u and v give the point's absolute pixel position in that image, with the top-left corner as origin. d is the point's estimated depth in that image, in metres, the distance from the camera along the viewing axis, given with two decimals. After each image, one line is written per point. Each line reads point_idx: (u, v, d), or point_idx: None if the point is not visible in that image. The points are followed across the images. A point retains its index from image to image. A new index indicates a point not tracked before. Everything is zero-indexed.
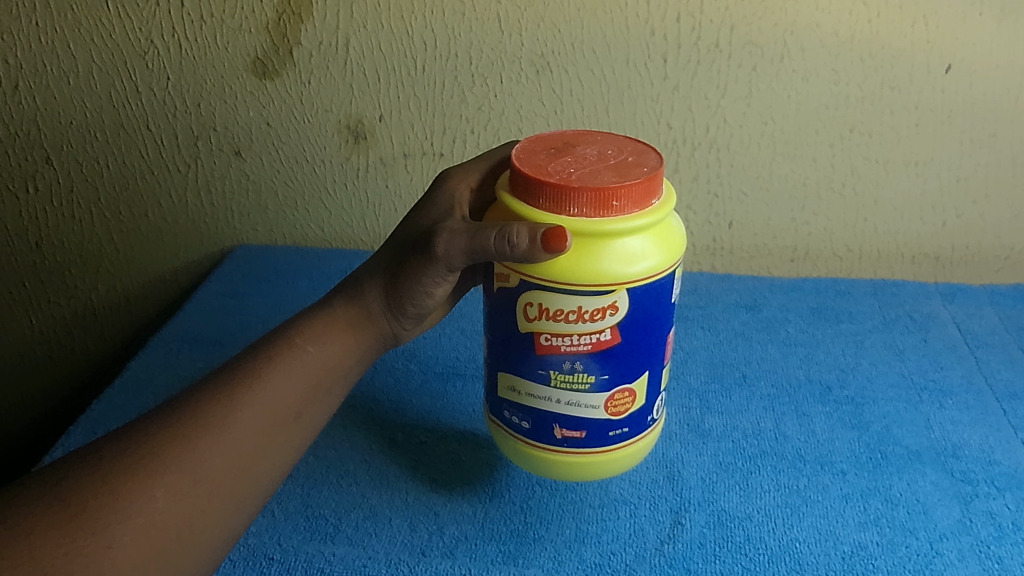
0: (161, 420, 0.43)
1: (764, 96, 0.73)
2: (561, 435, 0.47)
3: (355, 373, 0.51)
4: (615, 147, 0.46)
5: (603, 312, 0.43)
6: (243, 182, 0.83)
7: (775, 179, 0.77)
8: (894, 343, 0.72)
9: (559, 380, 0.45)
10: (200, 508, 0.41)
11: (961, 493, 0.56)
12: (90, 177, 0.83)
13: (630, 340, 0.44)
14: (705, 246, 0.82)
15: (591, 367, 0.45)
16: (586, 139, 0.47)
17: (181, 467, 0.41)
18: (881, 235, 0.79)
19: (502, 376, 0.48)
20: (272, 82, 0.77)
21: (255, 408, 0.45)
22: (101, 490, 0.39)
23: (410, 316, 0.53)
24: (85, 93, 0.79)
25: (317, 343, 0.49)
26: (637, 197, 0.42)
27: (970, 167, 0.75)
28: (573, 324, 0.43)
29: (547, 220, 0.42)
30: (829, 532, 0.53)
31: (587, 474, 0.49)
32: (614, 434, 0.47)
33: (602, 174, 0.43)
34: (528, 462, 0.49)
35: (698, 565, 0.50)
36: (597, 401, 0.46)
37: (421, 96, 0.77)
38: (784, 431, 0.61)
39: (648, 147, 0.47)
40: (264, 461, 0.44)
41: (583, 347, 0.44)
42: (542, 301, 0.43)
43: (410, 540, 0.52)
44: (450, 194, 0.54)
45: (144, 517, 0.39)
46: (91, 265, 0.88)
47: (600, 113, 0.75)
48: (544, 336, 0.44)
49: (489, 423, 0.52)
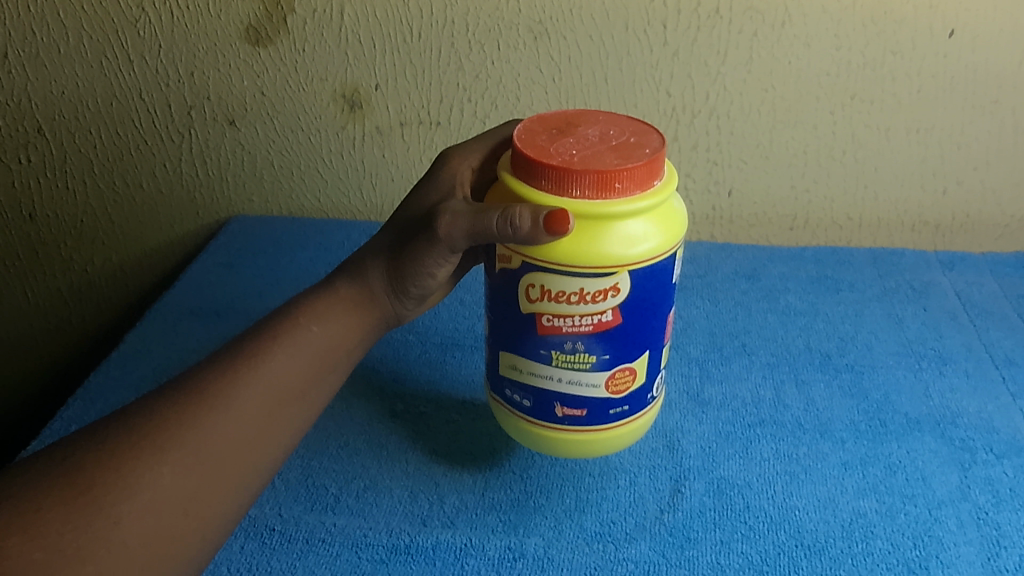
0: (164, 398, 0.43)
1: (765, 63, 0.72)
2: (562, 413, 0.47)
3: (358, 354, 0.52)
4: (617, 127, 0.46)
5: (605, 293, 0.43)
6: (237, 152, 0.82)
7: (775, 147, 0.77)
8: (894, 311, 0.72)
9: (560, 359, 0.45)
10: (206, 484, 0.41)
11: (960, 459, 0.56)
12: (83, 147, 0.82)
13: (631, 321, 0.44)
14: (705, 214, 0.82)
15: (592, 348, 0.45)
16: (588, 118, 0.47)
17: (186, 444, 0.41)
18: (881, 203, 0.79)
19: (503, 354, 0.48)
20: (265, 50, 0.76)
21: (258, 386, 0.45)
22: (107, 466, 0.38)
23: (413, 296, 0.53)
24: (75, 62, 0.78)
25: (320, 322, 0.49)
26: (639, 179, 0.41)
27: (972, 134, 0.74)
28: (575, 306, 0.43)
29: (548, 203, 0.42)
30: (829, 499, 0.53)
31: (588, 451, 0.49)
32: (614, 412, 0.47)
33: (604, 155, 0.42)
34: (529, 438, 0.49)
35: (698, 533, 0.51)
36: (598, 380, 0.46)
37: (418, 64, 0.76)
38: (784, 400, 0.62)
39: (650, 127, 0.46)
40: (269, 438, 0.44)
41: (584, 328, 0.44)
42: (544, 282, 0.43)
43: (410, 510, 0.53)
44: (450, 172, 0.54)
45: (150, 493, 0.38)
46: (86, 236, 0.87)
47: (598, 80, 0.74)
48: (545, 317, 0.44)
49: (490, 400, 0.52)
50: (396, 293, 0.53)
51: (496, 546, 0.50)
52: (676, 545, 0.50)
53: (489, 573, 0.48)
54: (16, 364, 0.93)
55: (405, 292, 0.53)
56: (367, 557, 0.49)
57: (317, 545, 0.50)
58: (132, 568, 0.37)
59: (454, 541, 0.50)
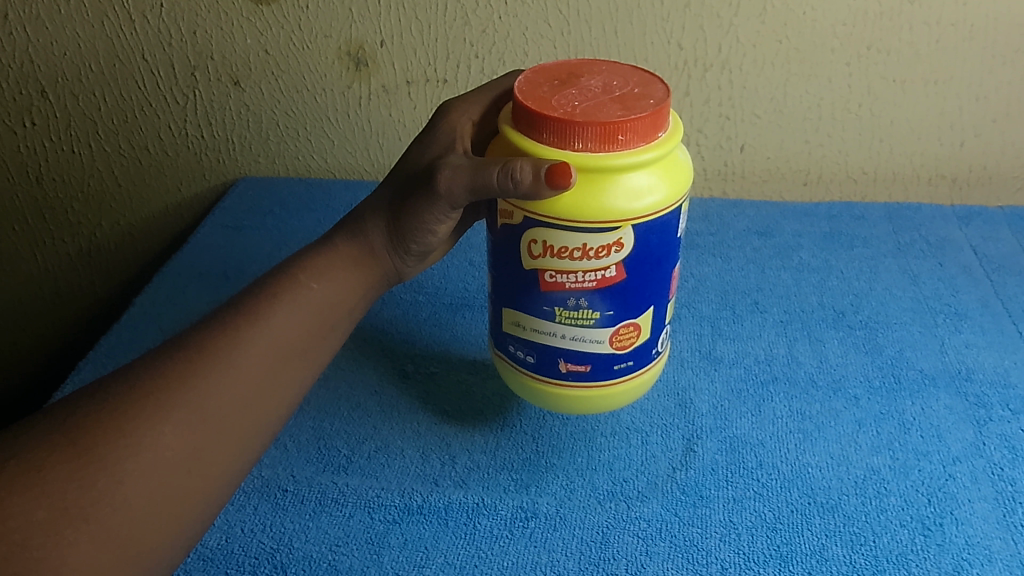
0: (166, 357, 0.42)
1: (779, 14, 0.70)
2: (567, 369, 0.47)
3: (359, 312, 0.51)
4: (620, 77, 0.45)
5: (609, 249, 0.42)
6: (242, 112, 0.81)
7: (789, 100, 0.75)
8: (909, 267, 0.71)
9: (564, 316, 0.45)
10: (210, 444, 0.40)
11: (975, 416, 0.56)
12: (87, 110, 0.81)
13: (635, 276, 0.44)
14: (716, 170, 0.80)
15: (596, 304, 0.44)
16: (591, 69, 0.45)
17: (189, 402, 0.41)
18: (897, 157, 0.78)
19: (506, 311, 0.47)
20: (269, 8, 0.75)
21: (261, 346, 0.45)
22: (109, 426, 0.38)
23: (413, 252, 0.53)
24: (76, 22, 0.77)
25: (320, 280, 0.49)
26: (643, 131, 0.41)
27: (991, 85, 0.73)
28: (578, 261, 0.43)
29: (550, 156, 0.41)
30: (842, 456, 0.53)
31: (594, 407, 0.49)
32: (619, 367, 0.47)
33: (607, 107, 0.41)
34: (534, 395, 0.49)
35: (710, 490, 0.51)
36: (602, 335, 0.45)
37: (423, 20, 0.74)
38: (797, 357, 0.61)
39: (654, 77, 0.45)
40: (272, 398, 0.44)
41: (587, 284, 0.44)
42: (546, 238, 0.43)
43: (422, 470, 0.53)
44: (452, 128, 0.53)
45: (154, 451, 0.38)
46: (93, 200, 0.87)
47: (607, 34, 0.73)
48: (549, 273, 0.44)
49: (493, 357, 0.51)
50: (398, 250, 0.52)
51: (508, 506, 0.50)
52: (689, 504, 0.50)
53: (502, 532, 0.48)
54: (29, 330, 0.94)
55: (406, 249, 0.52)
56: (380, 517, 0.49)
57: (329, 505, 0.50)
58: (137, 526, 0.37)
59: (467, 501, 0.50)
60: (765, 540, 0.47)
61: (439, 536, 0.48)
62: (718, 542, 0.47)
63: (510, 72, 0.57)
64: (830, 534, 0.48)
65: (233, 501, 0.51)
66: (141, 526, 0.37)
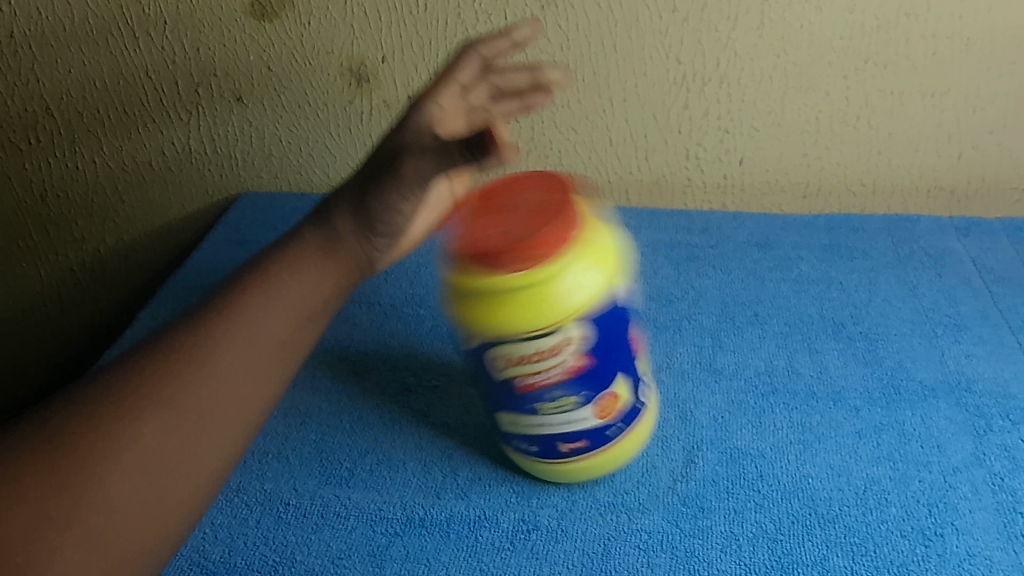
0: (148, 353, 0.42)
1: (776, 27, 0.71)
2: (568, 449, 0.49)
3: (338, 305, 0.48)
4: (535, 187, 0.48)
5: (557, 348, 0.45)
6: (245, 129, 0.82)
7: (787, 113, 0.76)
8: (909, 278, 0.71)
9: (546, 409, 0.47)
10: (191, 439, 0.40)
11: (974, 426, 0.56)
12: (91, 127, 0.82)
13: (599, 354, 0.46)
14: (716, 183, 0.81)
15: (571, 392, 0.47)
16: (511, 185, 0.49)
17: (168, 401, 0.40)
18: (896, 170, 0.78)
19: (501, 416, 0.50)
20: (271, 25, 0.76)
21: (245, 333, 0.44)
22: (87, 429, 0.38)
23: (387, 240, 0.50)
24: (81, 40, 0.78)
25: (294, 269, 0.47)
26: (556, 235, 0.44)
27: (988, 96, 0.73)
28: (538, 363, 0.46)
29: (487, 282, 0.44)
30: (843, 467, 0.53)
31: (591, 472, 0.51)
32: (612, 432, 0.49)
33: (516, 226, 0.45)
34: (543, 475, 0.52)
35: (711, 503, 0.51)
36: (586, 413, 0.47)
37: (424, 36, 0.75)
38: (797, 368, 0.61)
39: (555, 177, 0.49)
40: (258, 388, 0.43)
41: (556, 376, 0.46)
42: (508, 353, 0.46)
43: (424, 483, 0.53)
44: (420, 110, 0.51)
45: (133, 452, 0.38)
46: (97, 217, 0.87)
47: (607, 49, 0.74)
48: (520, 377, 0.46)
49: (498, 440, 0.54)
50: (377, 242, 0.49)
51: (511, 518, 0.50)
52: (689, 515, 0.50)
53: (504, 545, 0.49)
54: (34, 347, 0.94)
55: (386, 240, 0.50)
56: (383, 530, 0.50)
57: (332, 519, 0.51)
58: (122, 529, 0.37)
59: (469, 514, 0.51)
60: (766, 551, 0.48)
61: (441, 548, 0.48)
62: (719, 553, 0.48)
63: (459, 50, 0.53)
64: (831, 544, 0.48)
65: (238, 516, 0.51)
66: (125, 529, 0.37)
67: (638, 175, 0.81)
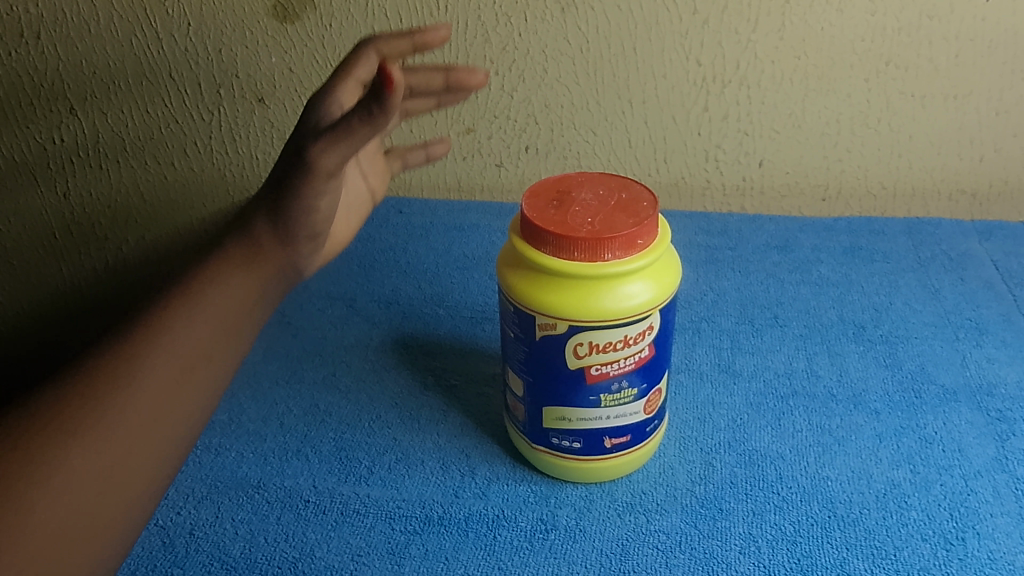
0: (67, 382, 0.41)
1: (798, 29, 0.71)
2: (611, 444, 0.50)
3: (284, 278, 0.51)
4: (603, 185, 0.49)
5: (642, 334, 0.47)
6: (267, 130, 0.82)
7: (807, 116, 0.75)
8: (930, 282, 0.71)
9: (607, 400, 0.48)
10: (123, 457, 0.39)
11: (996, 431, 0.56)
12: (116, 127, 0.83)
13: (660, 347, 0.48)
14: (735, 185, 0.81)
15: (634, 382, 0.48)
16: (572, 182, 0.49)
17: (95, 422, 0.39)
18: (917, 172, 0.78)
19: (548, 409, 0.49)
20: (293, 27, 0.76)
21: (169, 352, 0.44)
22: (14, 455, 0.37)
23: (311, 243, 0.52)
24: (106, 42, 0.78)
25: (217, 285, 0.48)
26: (651, 232, 0.46)
27: (1011, 99, 0.73)
28: (619, 350, 0.46)
29: (571, 267, 0.44)
30: (863, 470, 0.53)
31: (630, 467, 0.52)
32: (652, 427, 0.51)
33: (616, 217, 0.46)
34: (576, 474, 0.52)
35: (730, 504, 0.51)
36: (638, 407, 0.49)
37: (444, 37, 0.75)
38: (817, 371, 0.61)
39: (623, 177, 0.50)
40: (185, 402, 0.43)
41: (628, 366, 0.47)
42: (592, 339, 0.46)
43: (443, 481, 0.53)
44: (320, 106, 0.50)
45: (63, 474, 0.37)
46: (120, 216, 0.88)
47: (626, 51, 0.74)
48: (594, 367, 0.47)
49: (513, 432, 0.54)
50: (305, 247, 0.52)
51: (529, 518, 0.50)
52: (708, 516, 0.50)
53: (522, 544, 0.49)
54: None
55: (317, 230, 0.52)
56: (401, 528, 0.50)
57: (351, 516, 0.51)
58: (57, 552, 0.36)
59: (487, 513, 0.51)
60: (785, 553, 0.47)
61: (459, 547, 0.49)
62: (739, 554, 0.47)
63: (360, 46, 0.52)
64: (851, 547, 0.48)
65: (257, 513, 0.51)
66: (59, 550, 0.36)
67: (657, 177, 0.81)
